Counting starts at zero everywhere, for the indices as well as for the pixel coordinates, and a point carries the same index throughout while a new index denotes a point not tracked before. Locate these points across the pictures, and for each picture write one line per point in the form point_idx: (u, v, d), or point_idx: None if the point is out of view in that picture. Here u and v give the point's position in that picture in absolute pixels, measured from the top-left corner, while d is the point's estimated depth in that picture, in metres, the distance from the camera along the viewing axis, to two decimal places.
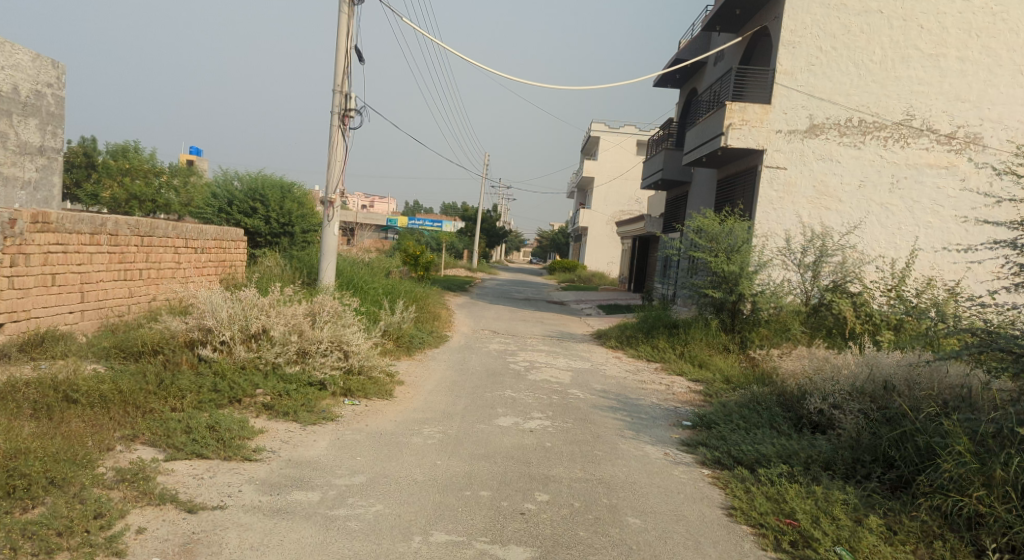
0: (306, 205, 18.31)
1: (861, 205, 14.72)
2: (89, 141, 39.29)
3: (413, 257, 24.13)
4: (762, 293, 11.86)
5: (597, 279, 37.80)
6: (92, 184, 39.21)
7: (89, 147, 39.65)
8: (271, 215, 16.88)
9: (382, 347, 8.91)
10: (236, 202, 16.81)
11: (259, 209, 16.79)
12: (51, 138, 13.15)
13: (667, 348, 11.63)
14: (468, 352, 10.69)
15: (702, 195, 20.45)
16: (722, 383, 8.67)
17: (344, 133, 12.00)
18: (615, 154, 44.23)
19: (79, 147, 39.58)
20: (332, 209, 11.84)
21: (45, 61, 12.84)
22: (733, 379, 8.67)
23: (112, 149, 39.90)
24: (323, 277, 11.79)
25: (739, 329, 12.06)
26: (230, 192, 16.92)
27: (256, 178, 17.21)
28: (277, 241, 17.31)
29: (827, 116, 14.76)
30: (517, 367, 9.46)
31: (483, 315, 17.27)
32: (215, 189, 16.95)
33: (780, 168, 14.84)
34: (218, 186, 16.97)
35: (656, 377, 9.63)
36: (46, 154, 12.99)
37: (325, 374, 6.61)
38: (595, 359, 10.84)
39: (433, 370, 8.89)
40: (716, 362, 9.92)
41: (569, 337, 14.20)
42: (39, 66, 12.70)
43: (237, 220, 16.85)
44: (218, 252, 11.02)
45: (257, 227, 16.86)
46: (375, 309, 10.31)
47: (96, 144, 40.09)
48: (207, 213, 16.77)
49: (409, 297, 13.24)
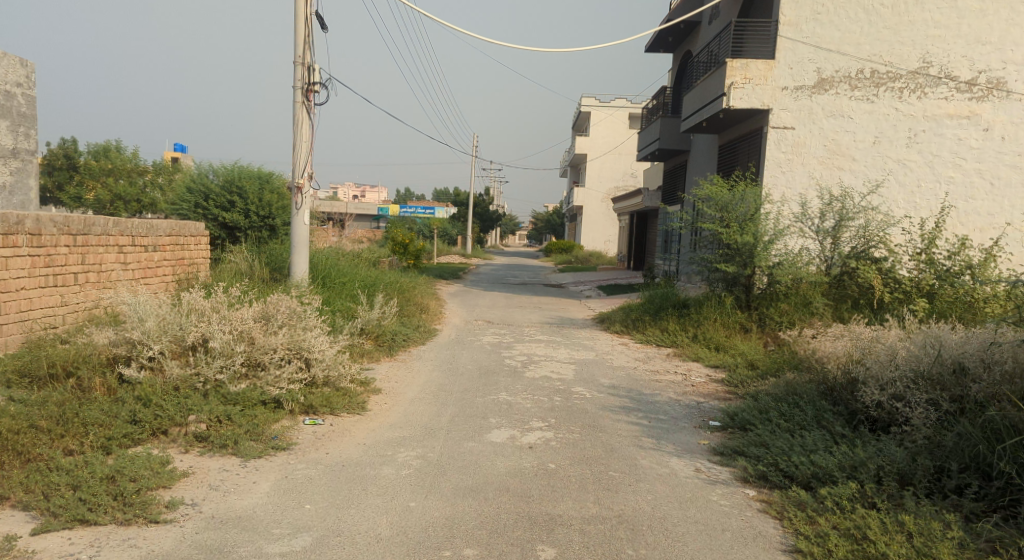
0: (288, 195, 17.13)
1: (877, 163, 13.60)
2: (69, 142, 38.18)
3: (403, 245, 22.97)
4: (779, 265, 10.76)
5: (595, 258, 36.72)
6: (75, 186, 38.03)
7: (69, 149, 38.54)
8: (249, 208, 15.72)
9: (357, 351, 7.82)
10: (212, 197, 15.64)
11: (236, 202, 15.63)
12: (25, 139, 11.54)
13: (678, 330, 10.53)
14: (459, 347, 9.59)
15: (703, 163, 19.31)
16: (747, 369, 7.61)
17: (309, 111, 10.83)
18: (607, 128, 42.95)
19: (58, 149, 38.42)
20: (301, 195, 10.73)
21: (14, 59, 11.30)
22: (759, 364, 7.61)
23: (92, 149, 38.76)
24: (296, 272, 10.71)
25: (756, 305, 10.96)
26: (205, 185, 15.76)
27: (231, 170, 16.03)
28: (257, 236, 16.16)
29: (836, 69, 13.60)
30: (512, 362, 8.36)
31: (476, 303, 16.18)
32: (190, 183, 15.81)
33: (788, 128, 13.70)
34: (194, 179, 15.83)
35: (671, 365, 8.55)
36: (20, 157, 11.43)
37: (281, 389, 5.52)
38: (600, 347, 9.77)
39: (417, 372, 7.78)
40: (741, 347, 8.82)
41: (571, 323, 13.11)
42: (6, 65, 11.13)
43: (215, 216, 15.71)
44: (174, 247, 9.91)
45: (236, 222, 15.72)
46: (351, 305, 9.21)
47: (75, 145, 38.85)
48: (182, 210, 15.60)
49: (394, 289, 12.13)
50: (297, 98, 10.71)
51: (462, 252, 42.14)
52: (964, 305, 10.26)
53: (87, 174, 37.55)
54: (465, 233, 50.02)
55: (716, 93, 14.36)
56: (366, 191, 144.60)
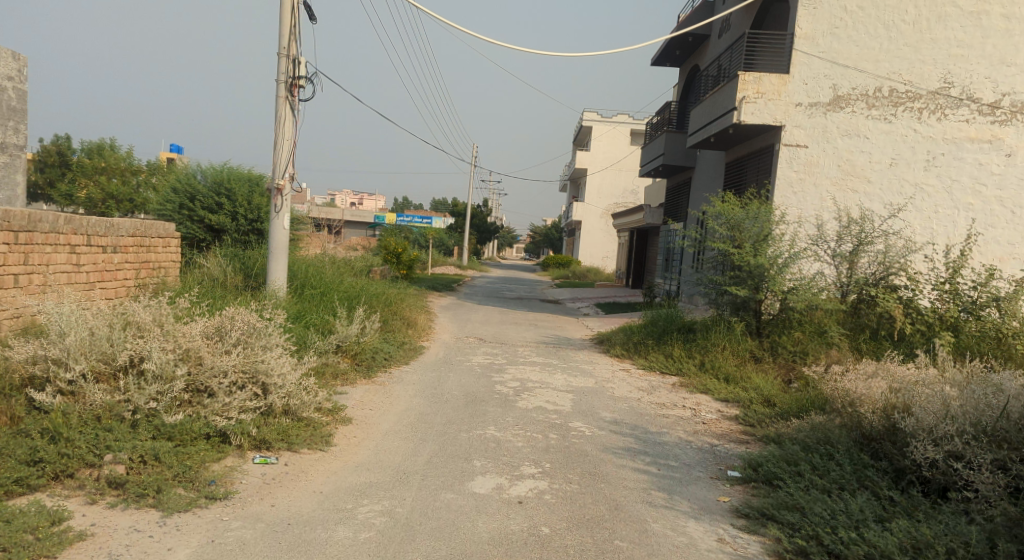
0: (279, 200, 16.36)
1: (893, 186, 12.89)
2: (64, 139, 37.84)
3: (395, 254, 22.24)
4: (794, 289, 10.00)
5: (592, 274, 35.98)
6: (68, 184, 37.57)
7: (64, 147, 38.20)
8: (238, 211, 14.95)
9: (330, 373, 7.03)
10: (198, 197, 14.85)
11: (224, 204, 14.86)
12: (13, 135, 10.73)
13: (684, 356, 9.74)
14: (446, 368, 8.78)
15: (708, 180, 18.63)
16: (764, 409, 6.81)
17: (294, 107, 10.08)
18: (608, 144, 42.34)
19: (54, 146, 38.11)
20: (281, 197, 9.94)
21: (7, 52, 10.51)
22: (779, 404, 6.81)
23: (87, 147, 38.32)
24: (273, 280, 9.91)
25: (768, 332, 10.18)
26: (193, 186, 14.99)
27: (220, 171, 15.28)
28: (245, 241, 15.38)
29: (852, 86, 12.92)
30: (502, 389, 7.55)
31: (469, 317, 15.39)
32: (177, 183, 15.04)
33: (801, 146, 13.01)
34: (181, 179, 15.07)
35: (679, 397, 7.76)
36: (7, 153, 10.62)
37: (230, 420, 4.75)
38: (599, 373, 9.00)
39: (395, 398, 6.97)
40: (755, 381, 8.03)
41: (567, 343, 12.34)
42: None
43: (201, 218, 14.93)
44: (138, 249, 9.09)
45: (223, 225, 14.92)
46: (327, 319, 8.42)
47: (70, 143, 38.36)
48: (166, 210, 14.80)
49: (380, 301, 11.35)
50: (280, 93, 9.96)
51: (456, 262, 41.43)
52: (990, 341, 9.51)
53: (81, 172, 37.24)
54: (461, 244, 49.29)
55: (727, 107, 13.67)
56: (364, 199, 143.96)
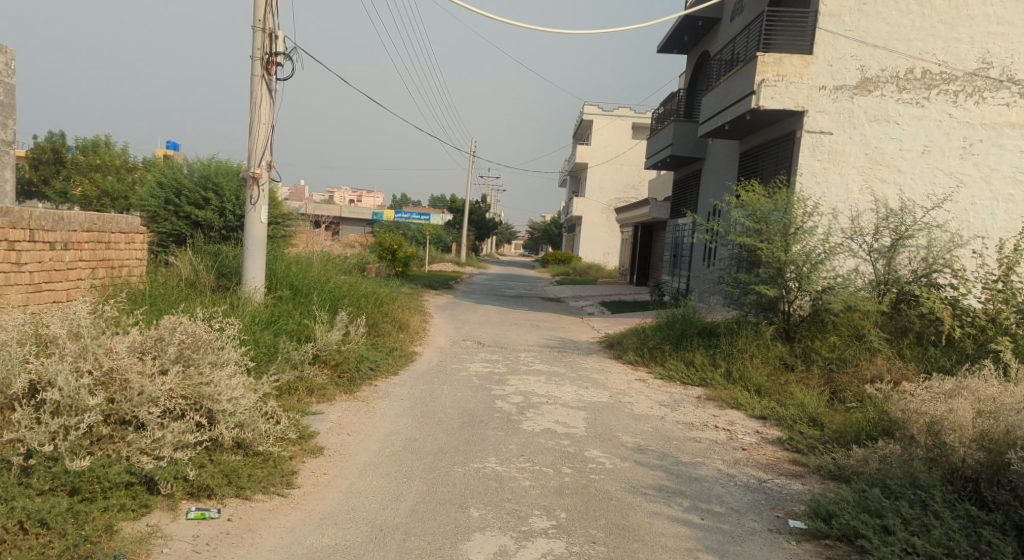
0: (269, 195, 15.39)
1: (925, 176, 11.88)
2: (57, 136, 37.42)
3: (390, 251, 21.10)
4: (829, 288, 8.97)
5: (594, 271, 35.05)
6: (62, 180, 37.12)
7: (58, 143, 37.81)
8: (227, 206, 14.02)
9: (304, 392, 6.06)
10: (184, 192, 13.84)
11: (212, 199, 13.93)
12: None
13: (707, 363, 8.71)
14: (440, 379, 7.74)
15: (720, 172, 17.63)
16: (810, 432, 5.82)
17: (271, 86, 9.05)
18: (610, 137, 41.23)
19: (47, 142, 37.70)
20: (257, 187, 8.93)
21: None
22: (826, 427, 5.82)
23: (80, 144, 37.83)
24: (249, 280, 8.91)
25: (799, 336, 9.15)
26: (178, 180, 14.02)
27: (208, 165, 14.36)
28: (233, 238, 14.43)
29: (882, 68, 11.89)
30: (503, 407, 6.52)
31: (467, 318, 14.38)
32: (162, 177, 14.08)
33: (825, 133, 11.99)
34: (166, 173, 14.11)
35: (707, 413, 6.73)
36: None
37: (160, 462, 3.75)
38: (612, 384, 8.04)
39: (380, 418, 5.98)
40: (792, 397, 7.01)
41: (574, 347, 11.33)
42: None
43: (187, 214, 13.92)
44: (95, 245, 8.06)
45: (210, 222, 13.94)
46: (305, 325, 7.45)
47: (64, 138, 37.89)
48: (151, 207, 13.78)
49: (368, 302, 10.32)
50: (256, 71, 8.92)
51: (455, 259, 40.59)
52: None
53: (74, 168, 36.94)
54: (460, 240, 48.32)
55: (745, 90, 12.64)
56: (362, 194, 142.78)
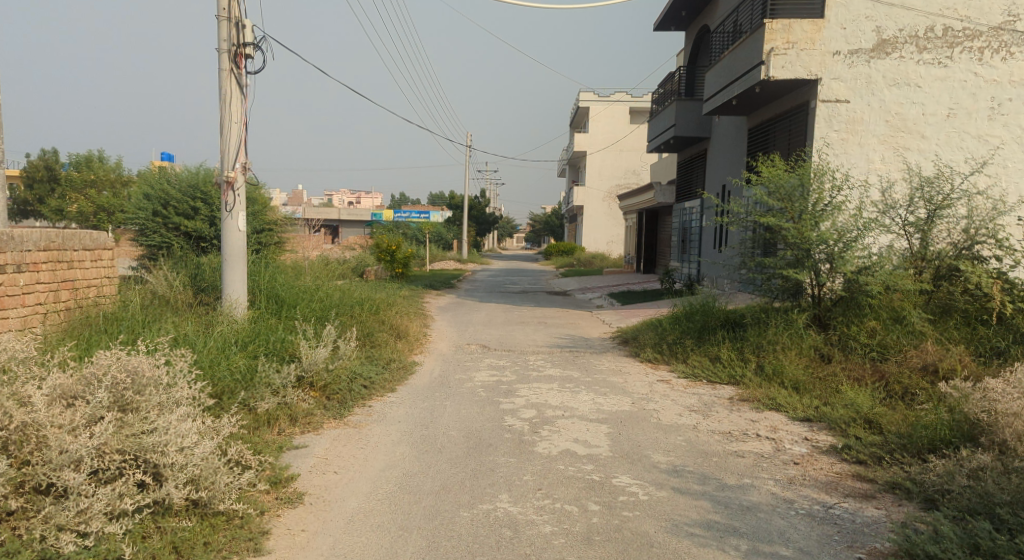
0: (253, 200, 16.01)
1: (951, 141, 11.20)
2: (49, 153, 36.89)
3: (389, 252, 20.24)
4: (866, 269, 8.14)
5: (599, 261, 34.29)
6: (57, 198, 36.65)
7: (50, 160, 37.13)
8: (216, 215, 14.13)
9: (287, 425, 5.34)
10: (172, 203, 13.95)
11: (201, 209, 14.01)
12: None
13: (735, 359, 7.91)
14: (440, 394, 6.95)
15: (728, 151, 16.79)
16: (867, 435, 5.10)
17: (242, 81, 8.21)
18: (608, 123, 40.32)
19: (39, 160, 37.03)
20: (232, 193, 8.15)
21: None
22: (885, 429, 5.09)
23: (73, 160, 37.36)
24: (229, 294, 8.18)
25: (834, 322, 8.33)
26: (166, 191, 14.05)
27: (195, 173, 14.36)
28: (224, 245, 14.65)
29: (899, 28, 11.13)
30: (514, 425, 5.74)
31: (470, 319, 13.57)
32: (148, 188, 14.12)
33: (842, 102, 11.28)
34: (152, 184, 14.16)
35: (744, 419, 5.93)
36: None
37: (84, 540, 3.02)
38: (632, 386, 7.31)
39: (374, 447, 5.21)
40: (839, 397, 6.22)
41: (586, 345, 10.57)
42: None
43: (177, 225, 14.10)
44: (54, 265, 7.24)
45: (201, 231, 14.19)
46: (289, 342, 6.68)
47: (57, 155, 37.37)
48: (140, 220, 14.01)
49: (361, 310, 9.52)
50: (223, 65, 8.08)
51: (457, 256, 39.88)
52: None
53: (67, 186, 36.30)
54: (461, 236, 47.47)
55: (754, 61, 11.83)
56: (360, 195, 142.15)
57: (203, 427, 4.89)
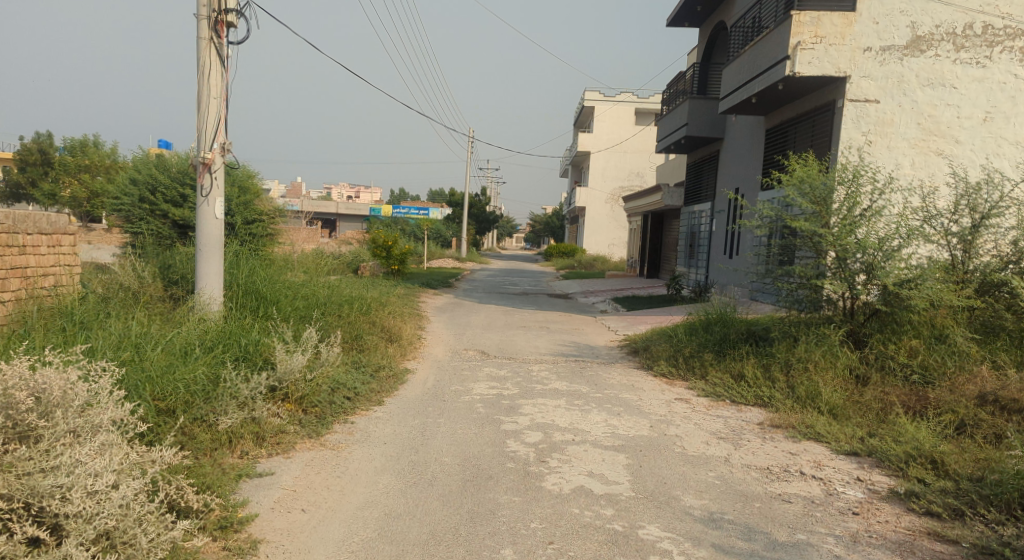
0: (244, 190, 15.25)
1: (988, 147, 10.43)
2: (44, 136, 36.03)
3: (385, 248, 19.44)
4: (908, 282, 7.33)
5: (600, 263, 33.53)
6: (51, 183, 35.84)
7: (45, 144, 36.25)
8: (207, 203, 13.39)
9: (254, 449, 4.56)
10: (161, 189, 13.22)
11: (190, 196, 13.25)
12: None
13: (761, 378, 7.14)
14: (433, 409, 6.13)
15: (742, 153, 16.02)
16: (930, 479, 4.35)
17: (223, 52, 7.40)
18: (613, 123, 39.54)
19: (33, 143, 36.18)
20: (208, 176, 7.36)
21: None
22: (953, 473, 4.33)
23: (69, 144, 36.55)
24: (202, 288, 7.39)
25: (869, 339, 7.56)
26: (154, 176, 13.32)
27: (185, 159, 13.61)
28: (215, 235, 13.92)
29: (936, 24, 10.38)
30: (517, 452, 4.93)
31: (467, 321, 12.79)
32: (136, 173, 13.42)
33: (871, 102, 10.51)
34: (140, 169, 13.45)
35: (782, 451, 5.13)
36: None
37: None
38: (646, 405, 6.55)
39: (352, 477, 4.41)
40: (889, 429, 5.42)
41: (592, 354, 9.79)
42: None
43: (165, 212, 13.40)
44: (3, 250, 6.42)
45: (189, 219, 13.43)
46: (265, 343, 5.88)
47: (53, 139, 36.55)
48: (127, 206, 13.38)
49: (349, 309, 8.72)
50: (202, 33, 7.29)
51: (456, 254, 39.06)
52: None
53: (62, 171, 35.51)
54: (460, 234, 46.58)
55: (778, 55, 11.06)
56: (359, 190, 141.30)
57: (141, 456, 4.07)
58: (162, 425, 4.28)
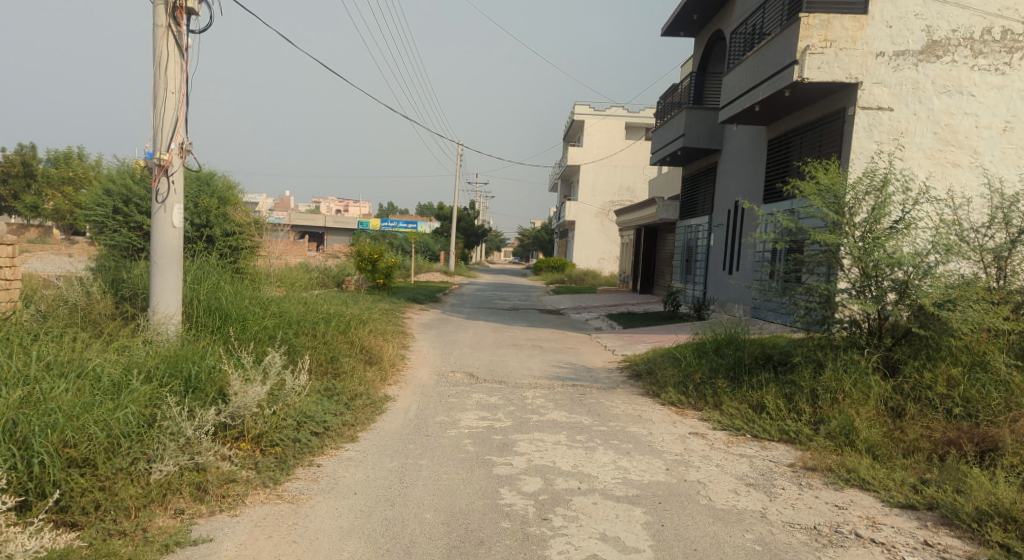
0: (225, 202, 14.44)
1: (1008, 158, 9.77)
2: (26, 147, 35.17)
3: (370, 261, 18.51)
4: (946, 302, 6.58)
5: (591, 278, 32.81)
6: (32, 194, 34.87)
7: (27, 155, 35.34)
8: None
9: (191, 511, 3.71)
10: (134, 200, 12.40)
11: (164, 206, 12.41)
12: None
13: (785, 410, 6.38)
14: (413, 447, 5.30)
15: (743, 165, 15.33)
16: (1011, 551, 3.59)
17: (182, 41, 6.58)
18: (603, 137, 38.96)
19: (15, 154, 35.18)
20: (163, 179, 6.52)
21: None
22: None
23: (52, 154, 35.76)
24: (157, 306, 6.52)
25: (902, 365, 6.80)
26: (126, 186, 12.50)
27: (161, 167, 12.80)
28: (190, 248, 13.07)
29: (953, 28, 9.75)
30: (513, 507, 4.12)
31: (455, 340, 11.97)
32: (108, 183, 12.60)
33: (884, 110, 9.84)
34: (113, 179, 12.63)
35: (826, 504, 4.35)
36: None
37: None
38: (656, 442, 5.76)
39: (309, 543, 3.57)
40: (943, 477, 4.65)
41: (590, 378, 8.99)
42: None
43: (139, 224, 12.57)
44: None
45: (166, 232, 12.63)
46: (219, 370, 5.02)
47: (35, 149, 35.64)
48: (98, 217, 12.27)
49: (326, 328, 7.87)
50: (158, 20, 6.47)
51: (445, 268, 38.23)
52: None
53: (44, 182, 34.60)
54: (448, 247, 45.80)
55: (787, 59, 10.37)
56: (349, 204, 140.58)
57: (38, 526, 3.26)
58: (74, 480, 3.46)
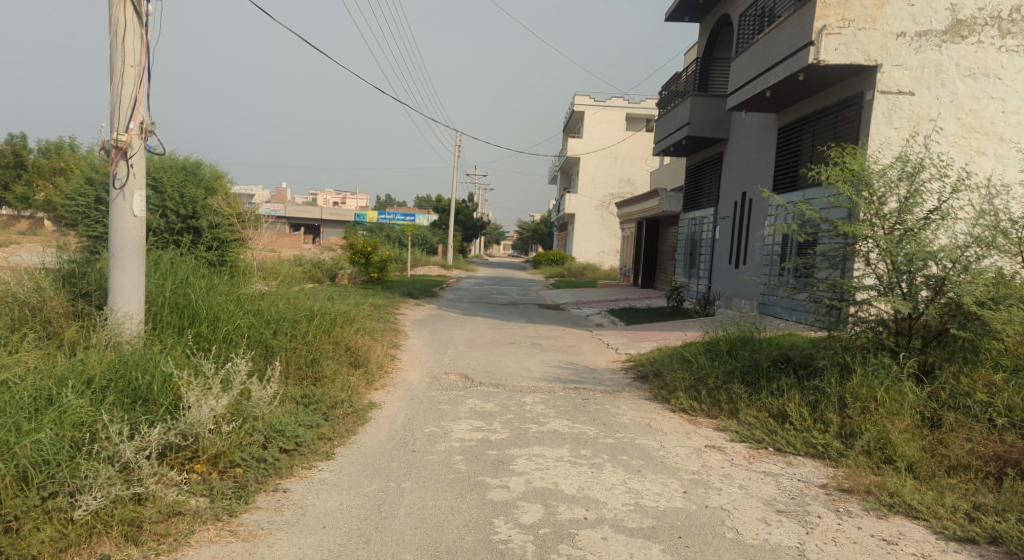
0: (212, 192, 13.80)
1: None
2: (17, 137, 34.50)
3: (364, 254, 17.81)
4: (987, 301, 5.94)
5: (591, 272, 32.23)
6: (24, 185, 34.24)
7: (18, 145, 34.67)
8: None
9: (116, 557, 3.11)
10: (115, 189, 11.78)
11: None
12: None
13: (810, 421, 5.78)
14: (396, 466, 4.68)
15: (751, 154, 14.67)
16: None
17: (140, 8, 5.93)
18: (604, 128, 38.25)
19: (6, 145, 34.51)
20: (121, 162, 5.88)
21: None
22: None
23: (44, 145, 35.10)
24: (118, 303, 5.89)
25: (937, 369, 6.16)
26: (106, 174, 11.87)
27: None
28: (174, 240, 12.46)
29: (979, 6, 9.09)
30: (507, 545, 3.51)
31: (450, 337, 11.38)
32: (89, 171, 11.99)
33: (905, 94, 9.18)
34: (93, 167, 12.01)
35: (870, 539, 3.75)
36: None
37: None
38: (666, 457, 5.15)
39: None
40: (996, 507, 4.05)
41: (593, 380, 8.39)
42: None
43: None
44: None
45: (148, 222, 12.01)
46: (175, 378, 4.40)
47: (26, 140, 34.98)
48: (76, 207, 11.67)
49: (308, 326, 7.25)
50: None
51: (443, 261, 37.60)
52: None
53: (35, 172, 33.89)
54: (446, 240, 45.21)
55: (802, 39, 9.71)
56: (348, 197, 139.91)
57: None
58: None
